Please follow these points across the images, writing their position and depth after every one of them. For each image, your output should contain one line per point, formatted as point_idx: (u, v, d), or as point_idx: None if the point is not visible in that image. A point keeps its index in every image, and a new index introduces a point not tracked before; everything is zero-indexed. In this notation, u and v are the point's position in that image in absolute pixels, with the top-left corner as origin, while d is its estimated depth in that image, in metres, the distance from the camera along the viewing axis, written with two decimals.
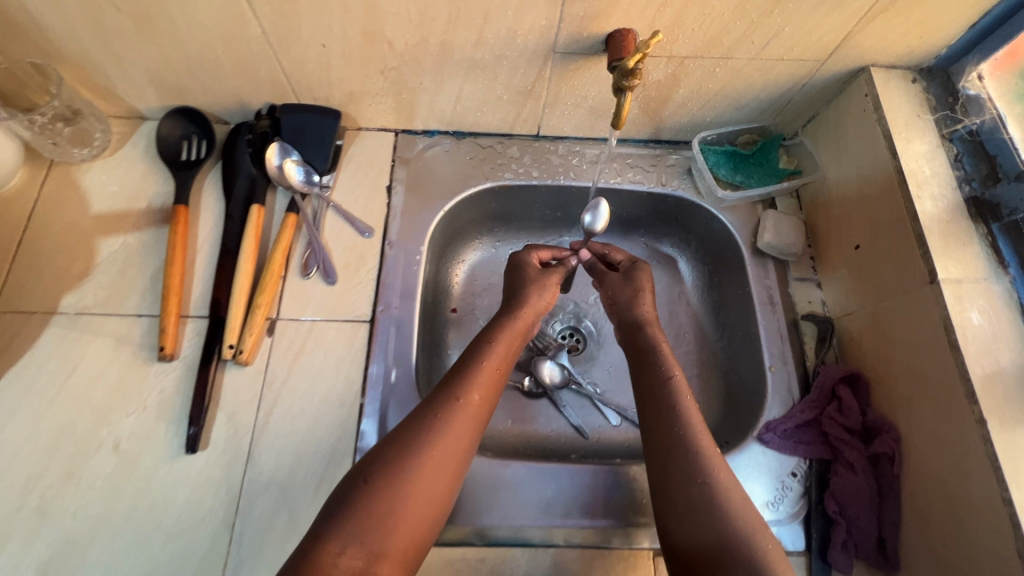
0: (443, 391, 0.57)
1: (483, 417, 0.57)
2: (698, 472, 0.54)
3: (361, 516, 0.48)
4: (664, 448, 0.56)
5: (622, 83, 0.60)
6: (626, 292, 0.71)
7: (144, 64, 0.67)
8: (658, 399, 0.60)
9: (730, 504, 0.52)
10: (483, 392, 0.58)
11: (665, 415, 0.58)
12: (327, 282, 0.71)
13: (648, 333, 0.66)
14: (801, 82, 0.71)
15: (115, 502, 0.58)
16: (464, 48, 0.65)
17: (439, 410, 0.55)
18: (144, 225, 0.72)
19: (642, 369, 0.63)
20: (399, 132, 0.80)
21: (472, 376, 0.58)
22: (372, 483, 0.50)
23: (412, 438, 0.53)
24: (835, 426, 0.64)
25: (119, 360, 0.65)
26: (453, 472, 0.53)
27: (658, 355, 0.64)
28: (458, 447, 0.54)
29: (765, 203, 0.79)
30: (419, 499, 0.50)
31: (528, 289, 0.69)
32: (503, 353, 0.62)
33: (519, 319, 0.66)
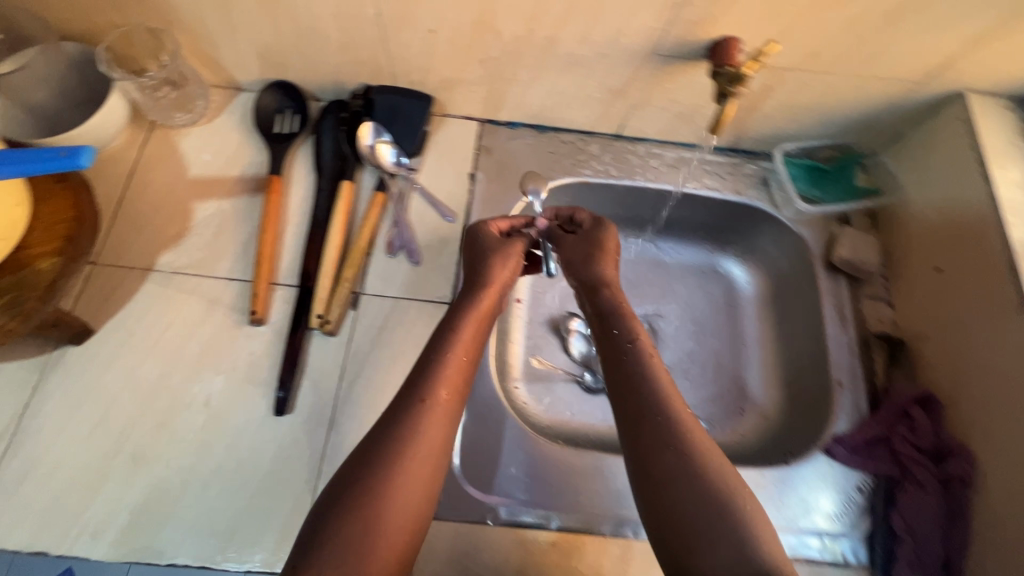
0: (408, 392, 0.54)
1: (454, 415, 0.54)
2: (670, 440, 0.50)
3: (344, 543, 0.45)
4: (635, 413, 0.52)
5: (727, 89, 0.62)
6: (583, 250, 0.69)
7: (255, 37, 0.70)
8: (624, 364, 0.57)
9: (711, 462, 0.48)
10: (451, 390, 0.55)
11: (634, 380, 0.55)
12: (411, 262, 0.72)
13: (604, 294, 0.64)
14: (892, 103, 0.72)
15: (205, 456, 0.61)
16: (568, 44, 0.66)
17: (405, 417, 0.52)
18: (237, 192, 0.74)
19: (608, 335, 0.60)
20: (483, 121, 0.82)
21: (438, 372, 0.55)
22: (347, 507, 0.47)
23: (387, 452, 0.50)
24: (906, 444, 0.64)
25: (212, 320, 0.67)
26: (428, 484, 0.50)
27: (623, 317, 0.61)
28: (433, 450, 0.51)
29: (840, 220, 0.79)
30: (399, 520, 0.47)
31: (488, 263, 0.66)
32: (468, 341, 0.59)
33: (485, 299, 0.63)
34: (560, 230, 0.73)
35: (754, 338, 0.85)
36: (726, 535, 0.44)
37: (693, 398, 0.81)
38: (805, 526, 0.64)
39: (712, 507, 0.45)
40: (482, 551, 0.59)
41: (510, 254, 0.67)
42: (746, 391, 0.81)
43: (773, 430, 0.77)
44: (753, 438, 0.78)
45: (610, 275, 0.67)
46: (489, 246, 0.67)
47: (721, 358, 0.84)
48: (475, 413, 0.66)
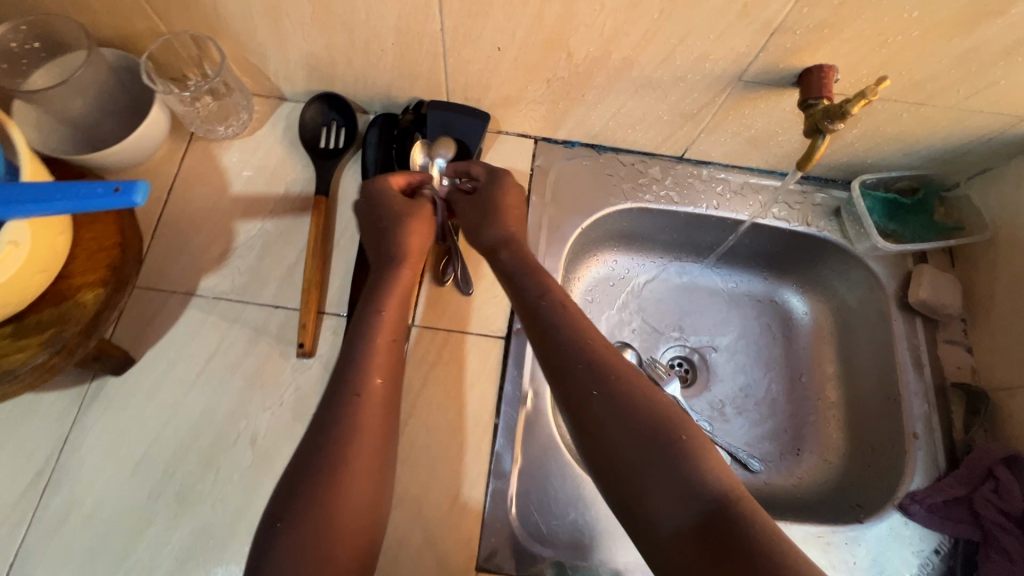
0: (341, 387, 0.53)
1: (391, 398, 0.55)
2: (599, 387, 0.51)
3: (297, 547, 0.45)
4: (559, 369, 0.53)
5: (823, 125, 0.56)
6: (481, 211, 0.67)
7: (306, 48, 0.65)
8: (539, 320, 0.57)
9: (635, 393, 0.51)
10: (384, 373, 0.55)
11: (552, 335, 0.55)
12: (462, 291, 0.69)
13: (505, 256, 0.63)
14: (987, 136, 0.66)
15: (252, 499, 0.58)
16: (644, 67, 0.62)
17: (341, 416, 0.51)
18: (282, 212, 0.70)
19: (517, 294, 0.60)
20: (538, 139, 0.77)
21: (368, 361, 0.55)
22: (297, 513, 0.47)
23: (331, 457, 0.49)
24: (990, 508, 0.60)
25: (258, 351, 0.64)
26: (376, 478, 0.51)
27: (537, 275, 0.61)
28: (374, 439, 0.52)
29: (916, 257, 0.75)
30: (353, 521, 0.48)
31: (399, 232, 0.64)
32: (394, 318, 0.59)
33: (404, 272, 0.62)
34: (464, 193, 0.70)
35: (814, 375, 0.81)
36: (663, 458, 0.47)
37: (747, 437, 0.77)
38: None
39: (649, 442, 0.48)
40: None
41: (421, 218, 0.66)
42: (804, 431, 0.78)
43: (835, 476, 0.74)
44: (812, 483, 0.74)
45: (510, 236, 0.65)
46: (400, 210, 0.65)
47: (777, 395, 0.80)
48: (533, 459, 0.62)
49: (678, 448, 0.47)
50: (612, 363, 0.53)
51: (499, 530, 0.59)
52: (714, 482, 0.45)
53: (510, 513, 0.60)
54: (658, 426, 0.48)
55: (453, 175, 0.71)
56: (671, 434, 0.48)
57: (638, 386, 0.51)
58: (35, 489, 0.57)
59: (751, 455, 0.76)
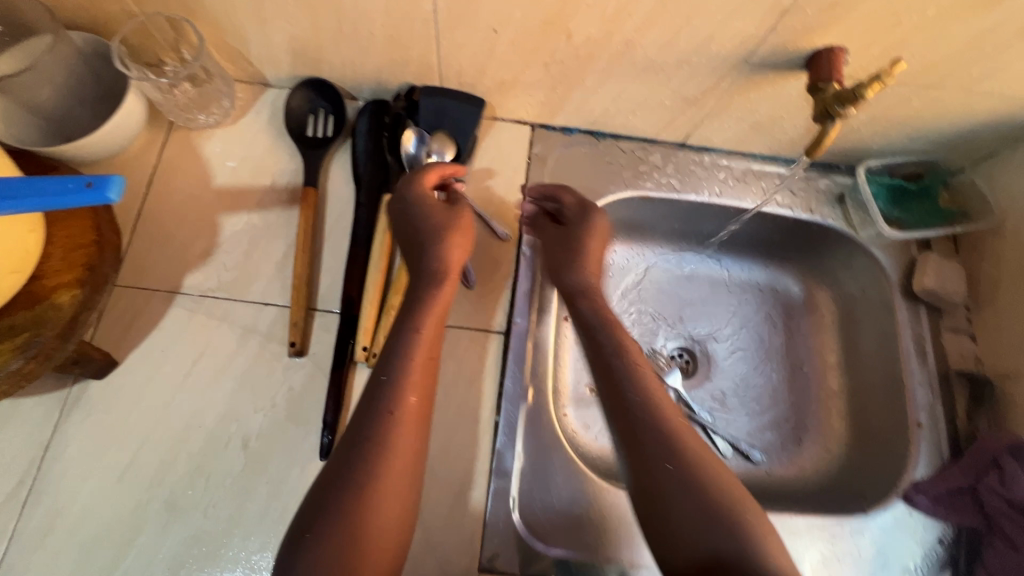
0: (374, 403, 0.50)
1: (425, 417, 0.51)
2: (669, 456, 0.49)
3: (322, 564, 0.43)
4: (630, 429, 0.52)
5: (833, 109, 0.54)
6: (563, 247, 0.66)
7: (289, 31, 0.61)
8: (614, 377, 0.55)
9: (707, 471, 0.48)
10: (420, 391, 0.51)
11: (625, 393, 0.54)
12: (465, 283, 0.67)
13: (584, 306, 0.62)
14: (997, 120, 0.65)
15: (246, 504, 0.56)
16: (647, 50, 0.59)
17: (374, 433, 0.48)
18: (269, 204, 0.67)
19: (595, 348, 0.58)
20: (535, 126, 0.74)
21: (404, 376, 0.51)
22: (324, 529, 0.44)
23: (358, 474, 0.47)
24: (995, 497, 0.60)
25: (247, 351, 0.61)
26: (407, 496, 0.48)
27: (611, 331, 0.59)
28: (406, 459, 0.49)
29: (919, 244, 0.74)
30: (381, 539, 0.46)
31: (440, 246, 0.59)
32: (432, 337, 0.55)
33: (447, 286, 0.58)
34: (548, 217, 0.70)
35: (816, 364, 0.80)
36: (726, 544, 0.44)
37: (750, 428, 0.76)
38: None
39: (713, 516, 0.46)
40: None
41: (462, 228, 0.61)
42: (806, 421, 0.77)
43: (838, 466, 0.73)
44: (814, 472, 0.74)
45: (592, 284, 0.64)
46: (439, 223, 0.59)
47: (778, 385, 0.79)
48: (535, 457, 0.61)
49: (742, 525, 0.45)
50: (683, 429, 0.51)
51: (502, 530, 0.57)
52: (781, 574, 0.43)
53: (513, 513, 0.58)
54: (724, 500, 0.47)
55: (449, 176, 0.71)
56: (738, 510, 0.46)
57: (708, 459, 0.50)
58: (17, 500, 0.54)
59: (753, 445, 0.75)
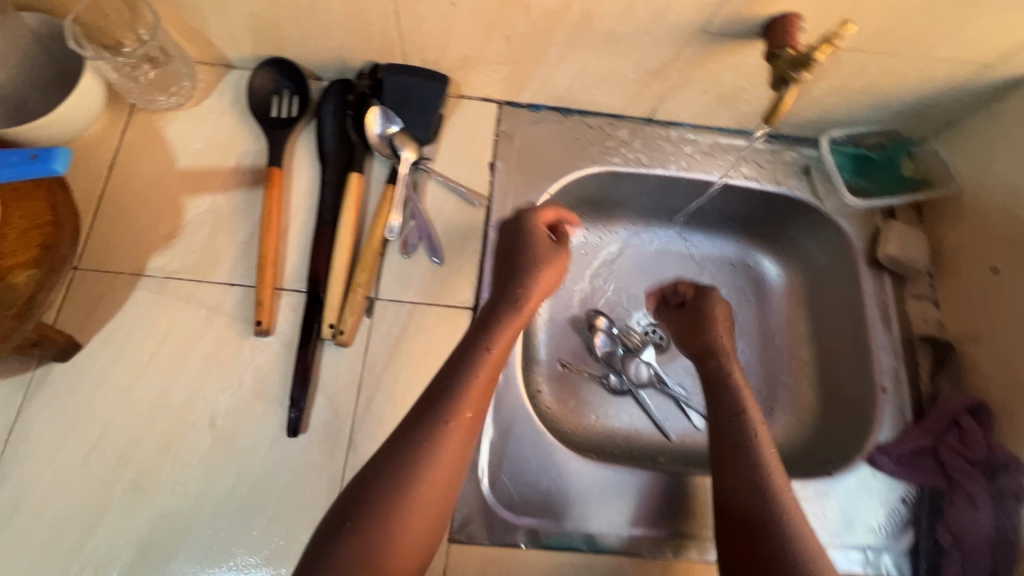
0: (432, 408, 0.53)
1: (475, 431, 0.54)
2: (769, 515, 0.53)
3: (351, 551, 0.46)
4: (733, 486, 0.56)
5: (788, 75, 0.55)
6: (694, 325, 0.69)
7: (247, 8, 0.61)
8: (726, 436, 0.60)
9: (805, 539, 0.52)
10: (475, 407, 0.53)
11: (733, 454, 0.58)
12: (434, 260, 0.66)
13: (714, 364, 0.66)
14: (955, 87, 0.66)
15: (214, 482, 0.56)
16: (606, 21, 0.59)
17: (426, 433, 0.51)
18: (233, 185, 0.67)
19: (715, 403, 0.63)
20: (502, 103, 0.74)
21: (461, 391, 0.53)
22: (362, 520, 0.48)
23: (399, 469, 0.50)
24: (956, 456, 0.61)
25: (213, 331, 0.61)
26: (443, 500, 0.51)
27: (731, 391, 0.63)
28: (448, 465, 0.51)
29: (884, 213, 0.75)
30: (411, 533, 0.49)
31: (527, 275, 0.61)
32: (497, 359, 0.56)
33: (521, 312, 0.59)
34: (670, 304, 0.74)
35: (785, 336, 0.81)
36: None
37: None
38: (848, 540, 0.61)
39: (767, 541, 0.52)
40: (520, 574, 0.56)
41: (552, 263, 0.63)
42: (777, 392, 0.78)
43: (806, 434, 0.74)
44: (785, 440, 0.75)
45: (722, 345, 0.67)
46: (535, 256, 0.62)
47: (750, 357, 0.79)
48: (503, 430, 0.62)
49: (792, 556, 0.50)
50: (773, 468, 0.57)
51: (471, 501, 0.58)
52: None
53: (482, 483, 0.59)
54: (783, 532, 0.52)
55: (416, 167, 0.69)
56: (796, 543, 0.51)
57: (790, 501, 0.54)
58: None
59: None
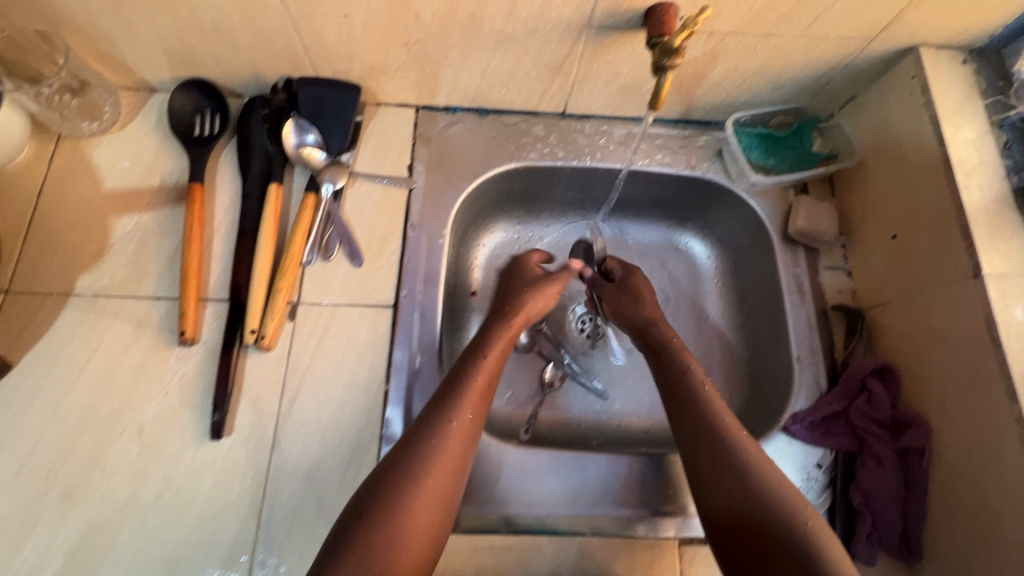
0: (435, 411, 0.54)
1: (475, 435, 0.55)
2: (727, 455, 0.55)
3: (362, 549, 0.46)
4: (697, 436, 0.57)
5: (663, 62, 0.57)
6: (626, 299, 0.72)
7: (156, 33, 0.64)
8: (682, 393, 0.61)
9: (771, 476, 0.54)
10: (476, 409, 0.55)
11: (691, 406, 0.60)
12: (353, 263, 0.69)
13: (657, 333, 0.68)
14: (844, 62, 0.68)
15: (142, 487, 0.58)
16: (494, 21, 0.62)
17: (430, 433, 0.53)
18: (159, 203, 0.69)
19: (664, 366, 0.64)
20: (419, 108, 0.77)
21: (463, 393, 0.56)
22: (374, 516, 0.48)
23: (405, 464, 0.51)
24: (864, 418, 0.63)
25: (140, 344, 0.63)
26: (450, 498, 0.51)
27: (675, 355, 0.65)
28: (452, 467, 0.52)
29: (796, 188, 0.77)
30: (421, 527, 0.49)
31: (521, 293, 0.68)
32: (494, 366, 0.60)
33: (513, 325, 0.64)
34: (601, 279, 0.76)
35: (716, 314, 0.83)
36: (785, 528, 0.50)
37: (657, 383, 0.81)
38: None
39: (772, 532, 0.50)
40: (441, 558, 0.58)
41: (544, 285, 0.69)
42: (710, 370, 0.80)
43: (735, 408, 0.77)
44: None
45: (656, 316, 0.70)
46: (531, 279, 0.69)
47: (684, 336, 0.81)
48: None
49: (807, 545, 0.49)
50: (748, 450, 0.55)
51: None
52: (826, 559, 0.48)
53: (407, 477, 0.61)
54: (785, 516, 0.51)
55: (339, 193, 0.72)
56: (798, 520, 0.50)
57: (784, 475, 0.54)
58: None
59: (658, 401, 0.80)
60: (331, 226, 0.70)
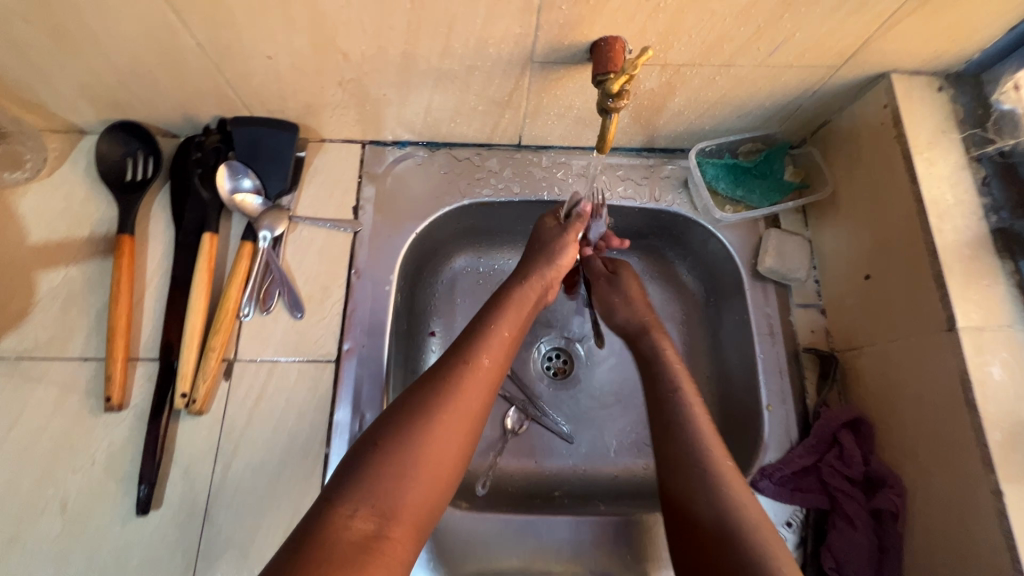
0: (453, 354, 0.56)
1: (493, 382, 0.56)
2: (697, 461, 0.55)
3: (377, 477, 0.47)
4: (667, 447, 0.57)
5: (607, 104, 0.53)
6: (615, 298, 0.73)
7: (72, 78, 0.60)
8: (664, 413, 0.59)
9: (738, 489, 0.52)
10: (494, 356, 0.56)
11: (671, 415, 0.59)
12: (293, 315, 0.65)
13: (648, 340, 0.67)
14: (812, 90, 0.63)
15: (65, 567, 0.55)
16: (429, 59, 0.57)
17: (448, 374, 0.53)
18: (86, 256, 0.66)
19: (652, 380, 0.63)
20: (365, 144, 0.73)
21: (481, 340, 0.57)
22: (387, 446, 0.48)
23: (421, 399, 0.51)
24: (836, 475, 0.59)
25: (64, 411, 0.60)
26: (465, 435, 0.51)
27: (664, 365, 0.64)
28: (470, 408, 0.52)
29: (767, 220, 0.72)
30: (436, 460, 0.49)
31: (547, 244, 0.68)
32: (514, 318, 0.61)
33: (534, 281, 0.65)
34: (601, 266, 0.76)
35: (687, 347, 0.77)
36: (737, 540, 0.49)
37: (627, 423, 0.77)
38: None
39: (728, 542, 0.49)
40: None
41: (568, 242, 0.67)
42: None
43: None
44: None
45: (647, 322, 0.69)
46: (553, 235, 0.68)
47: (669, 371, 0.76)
48: None
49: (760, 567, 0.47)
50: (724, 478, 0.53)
51: None
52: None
53: None
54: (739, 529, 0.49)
55: (278, 239, 0.68)
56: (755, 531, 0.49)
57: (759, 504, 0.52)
58: None
59: (628, 444, 0.76)
60: (271, 276, 0.66)
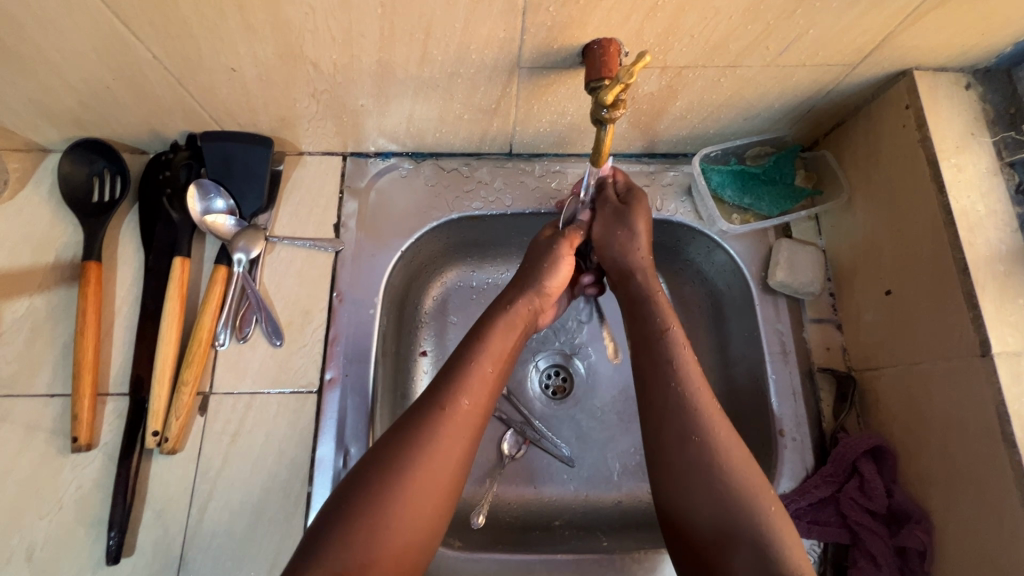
0: (428, 398, 0.50)
1: (475, 427, 0.50)
2: (692, 441, 0.49)
3: (346, 542, 0.43)
4: (659, 411, 0.52)
5: (601, 115, 0.48)
6: (617, 232, 0.62)
7: (25, 95, 0.55)
8: (658, 373, 0.53)
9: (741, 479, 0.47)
10: (475, 399, 0.51)
11: (663, 371, 0.53)
12: (272, 343, 0.61)
13: (637, 282, 0.60)
14: (825, 89, 0.58)
15: None
16: (407, 67, 0.53)
17: (422, 423, 0.48)
18: (52, 285, 0.62)
19: (640, 320, 0.58)
20: (347, 155, 0.68)
21: (461, 380, 0.51)
22: (358, 508, 0.44)
23: (393, 453, 0.47)
24: (856, 508, 0.54)
25: (30, 452, 0.56)
26: (444, 488, 0.47)
27: (652, 307, 0.58)
28: (448, 460, 0.48)
29: (777, 229, 0.67)
30: (411, 520, 0.45)
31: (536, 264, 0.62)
32: (498, 349, 0.55)
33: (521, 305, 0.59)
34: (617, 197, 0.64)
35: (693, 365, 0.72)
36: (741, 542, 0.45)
37: (630, 446, 0.73)
38: None
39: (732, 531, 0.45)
40: None
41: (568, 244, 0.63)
42: None
43: None
44: None
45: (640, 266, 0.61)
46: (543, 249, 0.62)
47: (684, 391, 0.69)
48: None
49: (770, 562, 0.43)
50: (734, 483, 0.47)
51: None
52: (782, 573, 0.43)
53: None
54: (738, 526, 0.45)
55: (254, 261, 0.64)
56: (761, 525, 0.45)
57: (773, 510, 0.46)
58: None
59: (631, 469, 0.72)
60: (248, 300, 0.62)
